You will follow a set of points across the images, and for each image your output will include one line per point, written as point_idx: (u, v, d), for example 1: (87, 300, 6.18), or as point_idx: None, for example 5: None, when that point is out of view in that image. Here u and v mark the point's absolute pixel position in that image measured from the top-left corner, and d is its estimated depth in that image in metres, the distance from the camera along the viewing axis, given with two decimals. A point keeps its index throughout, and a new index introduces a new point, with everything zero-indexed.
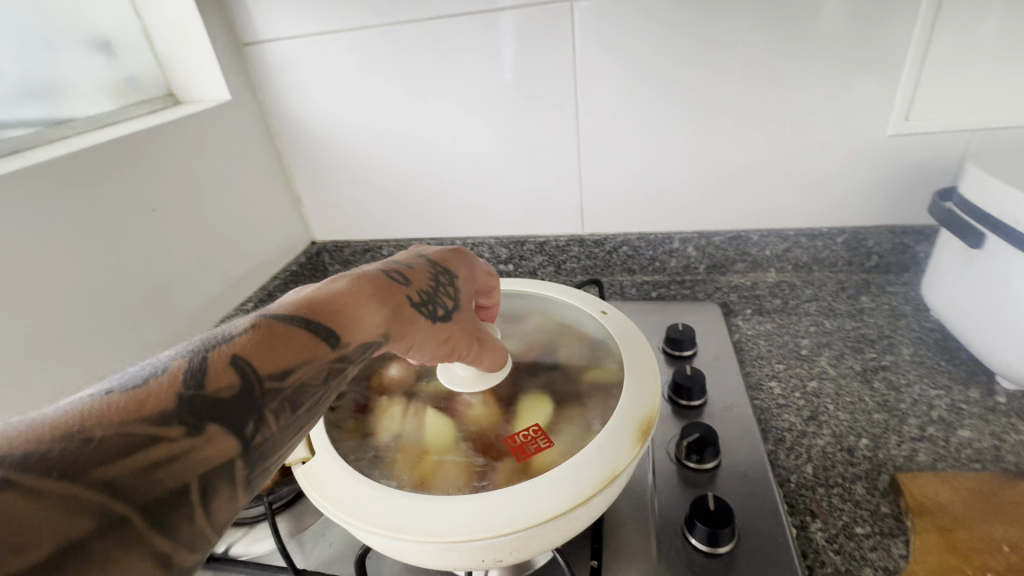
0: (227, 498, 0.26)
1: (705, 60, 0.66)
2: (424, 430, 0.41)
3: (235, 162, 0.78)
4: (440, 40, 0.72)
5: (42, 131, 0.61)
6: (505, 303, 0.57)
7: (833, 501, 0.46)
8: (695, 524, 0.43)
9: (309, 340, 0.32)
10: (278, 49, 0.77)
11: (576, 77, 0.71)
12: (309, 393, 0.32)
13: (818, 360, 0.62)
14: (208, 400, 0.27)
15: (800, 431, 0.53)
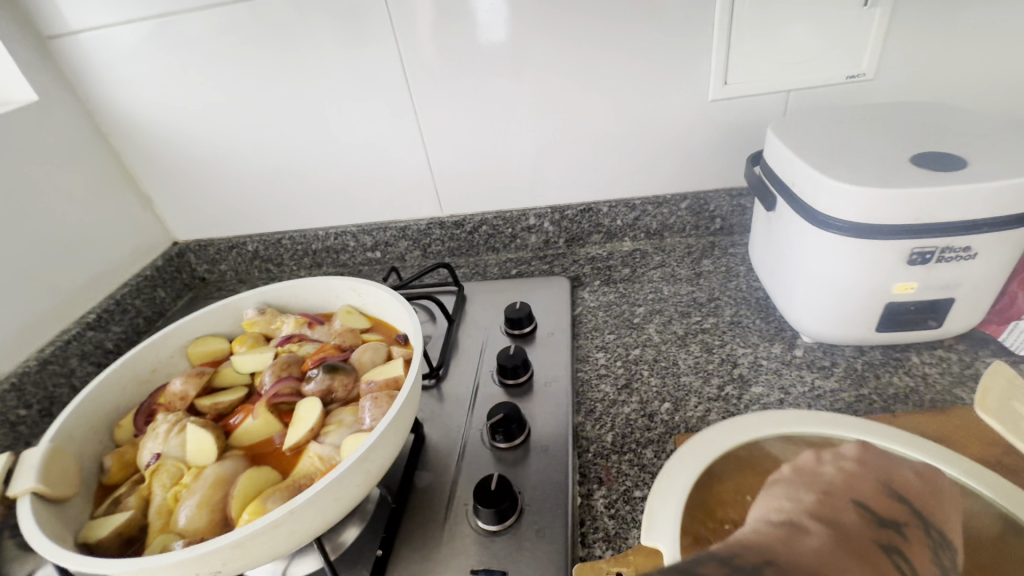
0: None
1: (531, 31, 0.65)
2: (187, 447, 0.40)
3: (58, 166, 0.73)
4: (262, 24, 0.69)
5: None
6: (318, 300, 0.56)
7: (622, 468, 0.48)
8: (478, 507, 0.44)
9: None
10: (91, 41, 0.72)
11: (407, 55, 0.69)
12: None
13: (647, 328, 0.64)
14: None
15: (611, 400, 0.55)
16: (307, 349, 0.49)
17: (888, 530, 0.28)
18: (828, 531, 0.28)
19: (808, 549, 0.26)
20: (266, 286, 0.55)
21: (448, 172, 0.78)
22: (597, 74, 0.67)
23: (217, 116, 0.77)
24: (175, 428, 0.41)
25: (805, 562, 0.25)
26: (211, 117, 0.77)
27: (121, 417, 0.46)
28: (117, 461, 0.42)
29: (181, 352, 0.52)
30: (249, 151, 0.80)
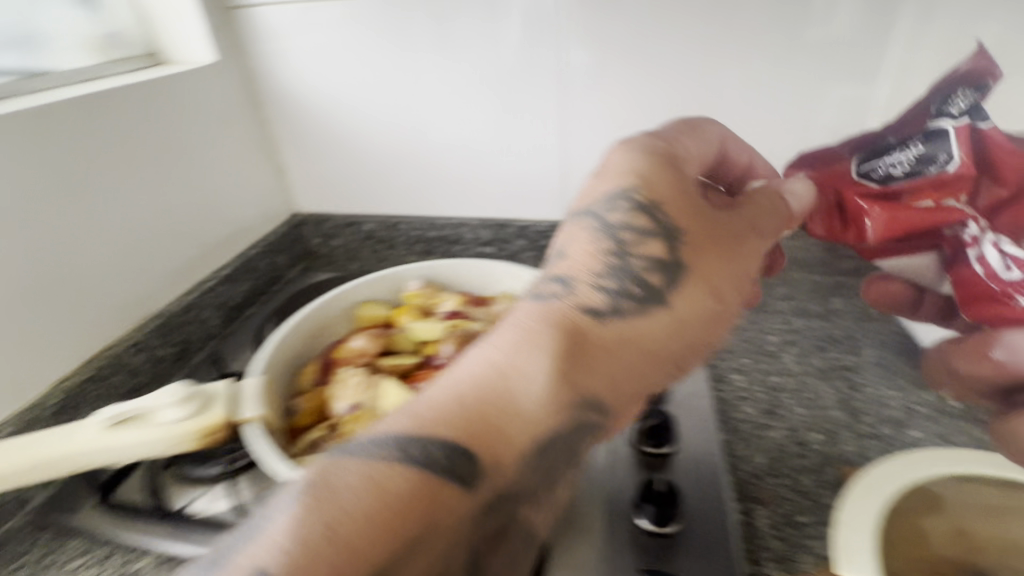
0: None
1: (691, 44, 0.67)
2: (381, 401, 0.41)
3: (218, 127, 0.78)
4: (433, 16, 0.73)
5: (21, 81, 0.59)
6: (476, 282, 0.57)
7: (780, 491, 0.47)
8: (643, 504, 0.45)
9: (456, 486, 0.36)
10: (268, 14, 0.76)
11: (564, 53, 0.71)
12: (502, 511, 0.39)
13: (783, 357, 0.63)
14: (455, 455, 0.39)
15: (756, 422, 0.54)
16: (476, 326, 0.50)
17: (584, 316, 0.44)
18: (487, 367, 0.40)
19: (472, 379, 0.39)
20: (430, 262, 0.56)
21: (580, 177, 0.79)
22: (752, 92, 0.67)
23: (363, 94, 0.80)
24: (370, 382, 0.42)
25: (443, 407, 0.38)
26: (357, 94, 0.80)
27: (299, 365, 0.48)
28: (309, 403, 0.43)
29: (348, 314, 0.53)
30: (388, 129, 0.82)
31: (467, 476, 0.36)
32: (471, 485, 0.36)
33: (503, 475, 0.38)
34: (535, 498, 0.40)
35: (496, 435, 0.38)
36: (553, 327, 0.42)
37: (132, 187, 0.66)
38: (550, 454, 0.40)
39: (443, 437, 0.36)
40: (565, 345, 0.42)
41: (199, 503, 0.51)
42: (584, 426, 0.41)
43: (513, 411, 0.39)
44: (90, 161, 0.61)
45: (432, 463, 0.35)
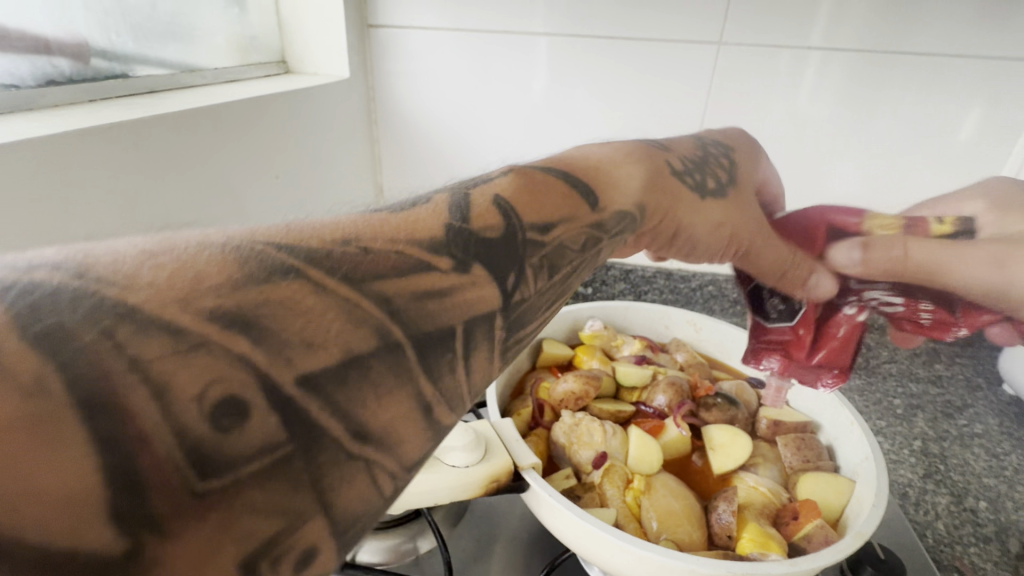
0: (483, 359, 0.23)
1: (896, 93, 0.55)
2: (631, 453, 0.40)
3: (344, 139, 0.70)
4: (572, 54, 0.63)
5: (178, 75, 0.55)
6: (647, 325, 0.56)
7: (973, 557, 0.53)
8: (862, 567, 0.44)
9: (566, 195, 0.29)
10: (402, 37, 0.68)
11: (722, 84, 0.60)
12: (565, 257, 0.28)
13: None
14: (486, 239, 0.25)
15: (920, 488, 0.57)
16: (675, 372, 0.49)
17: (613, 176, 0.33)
18: (523, 180, 0.29)
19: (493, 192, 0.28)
20: (601, 304, 0.54)
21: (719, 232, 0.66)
22: (964, 154, 0.54)
23: (476, 115, 0.70)
24: (611, 430, 0.41)
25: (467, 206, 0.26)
26: (463, 113, 0.70)
27: (507, 407, 0.45)
28: (542, 451, 0.41)
29: (528, 352, 0.50)
30: (487, 155, 0.71)
31: (502, 210, 0.26)
32: (591, 205, 0.30)
33: (629, 214, 0.33)
34: (525, 295, 0.25)
35: (486, 214, 0.26)
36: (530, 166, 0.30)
37: (277, 199, 0.61)
38: (651, 197, 0.36)
39: (498, 181, 0.28)
40: (677, 168, 0.40)
41: (368, 552, 0.44)
42: (529, 193, 0.28)
43: (614, 171, 0.34)
44: (249, 166, 0.56)
45: (490, 187, 0.27)
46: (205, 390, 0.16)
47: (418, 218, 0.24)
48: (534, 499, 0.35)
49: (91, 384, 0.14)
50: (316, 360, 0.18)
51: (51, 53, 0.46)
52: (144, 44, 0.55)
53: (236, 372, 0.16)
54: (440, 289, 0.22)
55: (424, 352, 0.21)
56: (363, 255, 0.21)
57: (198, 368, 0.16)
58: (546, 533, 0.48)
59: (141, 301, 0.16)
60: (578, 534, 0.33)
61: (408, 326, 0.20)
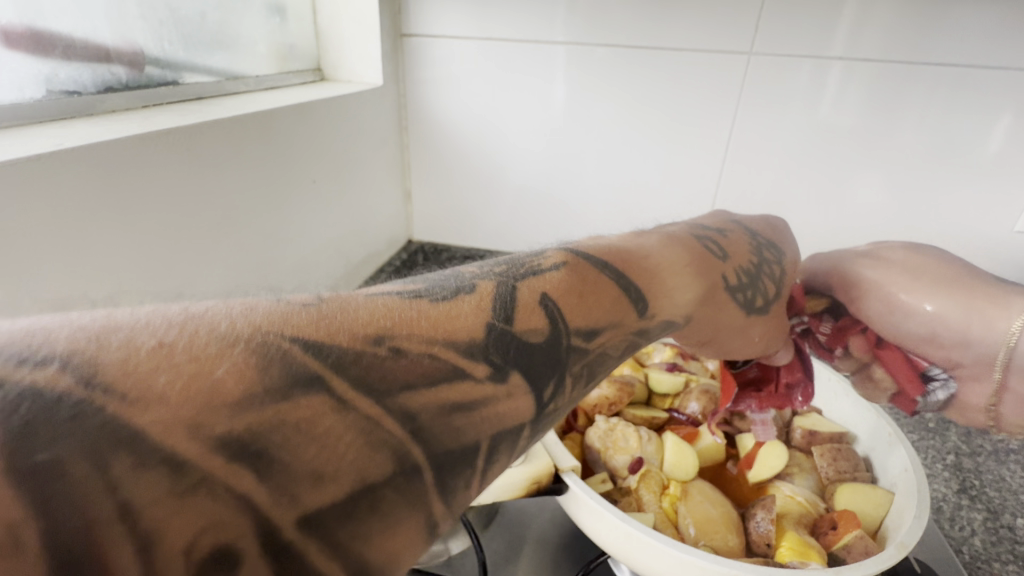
0: (501, 467, 0.23)
1: (921, 102, 0.55)
2: (666, 458, 0.41)
3: (375, 144, 0.71)
4: (597, 63, 0.64)
5: (223, 83, 0.57)
6: None
7: None
8: None
9: (617, 299, 0.30)
10: (433, 45, 0.69)
11: (752, 94, 0.60)
12: (604, 362, 0.29)
13: (950, 435, 0.60)
14: (519, 343, 0.25)
15: (955, 502, 0.54)
16: (709, 380, 0.49)
17: (668, 264, 0.34)
18: (569, 273, 0.29)
19: (545, 278, 0.28)
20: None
21: None
22: (991, 164, 0.56)
23: (499, 123, 0.71)
24: (646, 436, 0.41)
25: (522, 292, 0.27)
26: (487, 122, 0.71)
27: None
28: (576, 455, 0.42)
29: None
30: (510, 162, 0.73)
31: (551, 315, 0.27)
32: (640, 312, 0.31)
33: (674, 321, 0.33)
34: (555, 406, 0.26)
35: (534, 315, 0.27)
36: (596, 252, 0.32)
37: (315, 201, 0.63)
38: (701, 313, 0.35)
39: (550, 277, 0.29)
40: (729, 272, 0.37)
41: None
42: (580, 290, 0.29)
43: (670, 273, 0.34)
44: (288, 170, 0.58)
45: (540, 283, 0.28)
46: (196, 540, 0.16)
47: (459, 314, 0.25)
48: (572, 504, 0.36)
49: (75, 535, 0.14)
50: (322, 497, 0.18)
51: (110, 61, 0.48)
52: (193, 52, 0.57)
53: (234, 516, 0.16)
54: (474, 401, 0.23)
55: (446, 470, 0.21)
56: (399, 361, 0.22)
57: (190, 515, 0.16)
58: (574, 538, 0.48)
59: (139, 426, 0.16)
60: (617, 540, 0.33)
61: (433, 446, 0.21)
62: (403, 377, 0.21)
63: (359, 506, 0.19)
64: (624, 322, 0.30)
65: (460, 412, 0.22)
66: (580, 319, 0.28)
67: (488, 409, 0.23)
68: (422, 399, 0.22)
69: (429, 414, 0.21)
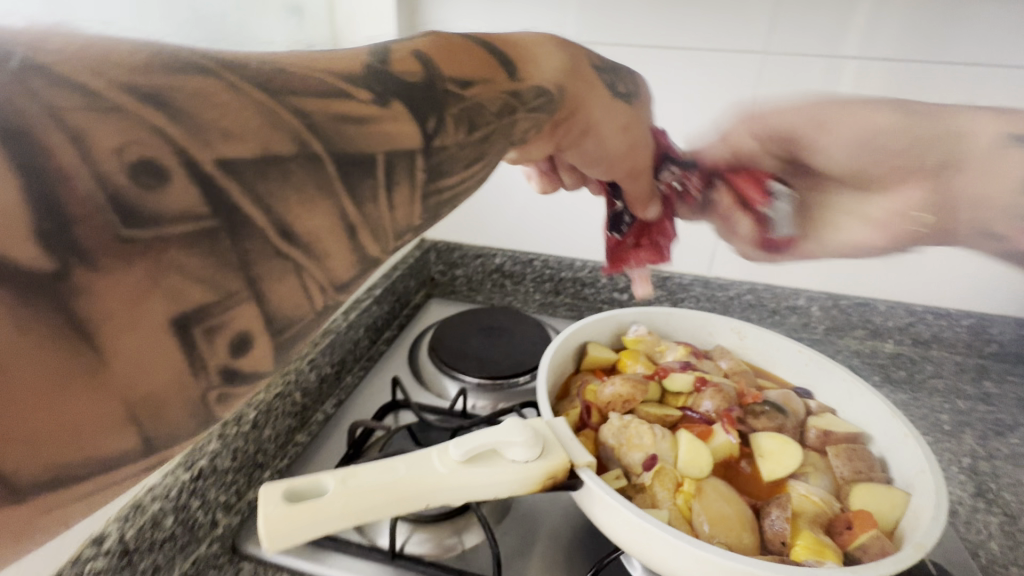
0: (405, 193, 0.31)
1: (937, 99, 0.54)
2: (680, 455, 0.41)
3: None
4: (607, 65, 0.64)
5: None
6: (693, 332, 0.56)
7: None
8: None
9: (488, 67, 0.40)
10: None
11: (767, 90, 0.59)
12: (494, 115, 0.38)
13: (964, 438, 0.60)
14: (392, 77, 0.31)
15: (971, 505, 0.53)
16: (724, 380, 0.49)
17: (508, 49, 0.45)
18: (434, 42, 0.37)
19: (449, 40, 0.39)
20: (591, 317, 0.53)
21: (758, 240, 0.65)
22: None
23: None
24: (661, 433, 0.42)
25: (437, 44, 0.37)
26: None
27: (553, 409, 0.47)
28: (590, 453, 0.42)
29: (573, 353, 0.52)
30: None
31: (421, 64, 0.33)
32: (513, 74, 0.42)
33: (540, 89, 0.46)
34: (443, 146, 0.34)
35: (456, 65, 0.37)
36: (515, 49, 0.46)
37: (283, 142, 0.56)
38: (571, 84, 0.51)
39: (419, 41, 0.36)
40: (599, 71, 0.57)
41: (414, 543, 0.45)
42: (488, 79, 0.39)
43: (540, 60, 0.50)
44: None
45: (410, 44, 0.35)
46: (123, 146, 0.19)
47: (340, 56, 0.29)
48: (587, 499, 0.36)
49: (131, 252, 0.19)
50: (233, 149, 0.22)
51: None
52: (213, 51, 0.57)
53: (154, 139, 0.20)
54: (363, 117, 0.28)
55: (357, 177, 0.27)
56: (289, 76, 0.25)
57: (118, 127, 0.19)
58: (585, 535, 0.48)
59: (130, 138, 0.19)
60: (633, 536, 0.34)
61: (332, 146, 0.26)
62: (312, 106, 0.25)
63: (215, 187, 0.22)
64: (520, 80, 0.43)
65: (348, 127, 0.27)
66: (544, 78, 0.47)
67: (355, 175, 0.27)
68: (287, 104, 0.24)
69: (298, 180, 0.25)
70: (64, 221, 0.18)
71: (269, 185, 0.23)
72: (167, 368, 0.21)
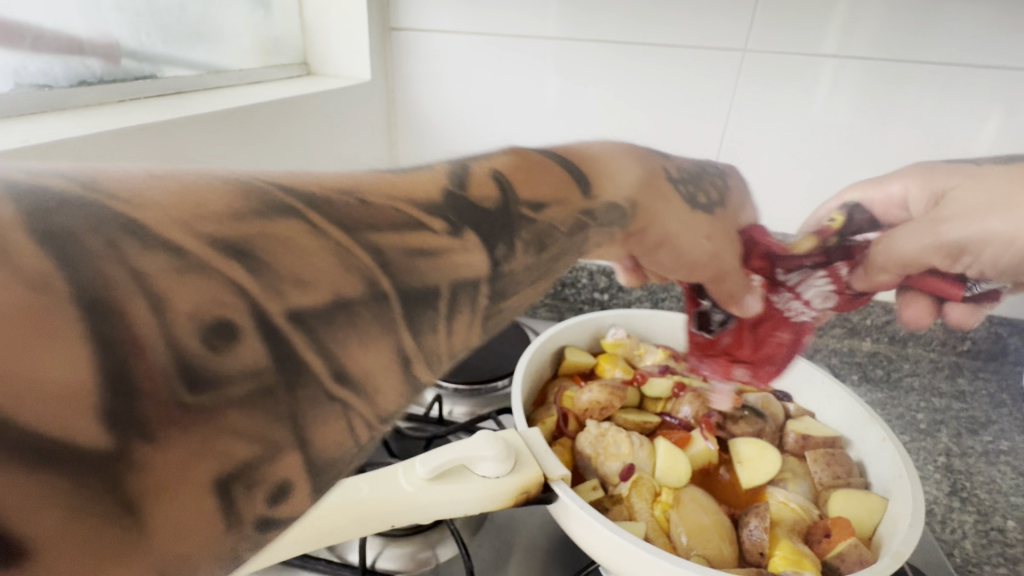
0: (463, 321, 0.25)
1: (911, 100, 0.54)
2: (658, 464, 0.40)
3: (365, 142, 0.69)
4: (585, 63, 0.63)
5: (204, 76, 0.55)
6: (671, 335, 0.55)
7: None
8: None
9: (560, 185, 0.33)
10: (424, 40, 0.68)
11: (747, 86, 0.58)
12: (559, 236, 0.32)
13: (940, 436, 0.59)
14: (468, 203, 0.27)
15: (947, 505, 0.54)
16: (702, 385, 0.49)
17: (563, 173, 0.35)
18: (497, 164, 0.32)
19: (522, 160, 0.33)
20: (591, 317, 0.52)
21: None
22: None
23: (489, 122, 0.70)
24: (638, 441, 0.41)
25: (499, 170, 0.31)
26: (473, 117, 0.69)
27: (530, 416, 0.46)
28: (567, 463, 0.41)
29: (550, 358, 0.50)
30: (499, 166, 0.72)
31: (500, 186, 0.29)
32: (583, 194, 0.35)
33: (616, 208, 0.37)
34: (509, 265, 0.28)
35: (528, 185, 0.31)
36: (560, 175, 0.34)
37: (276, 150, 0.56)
38: (645, 199, 0.39)
39: (497, 159, 0.32)
40: (674, 181, 0.42)
41: (386, 558, 0.43)
42: (564, 194, 0.33)
43: (602, 171, 0.38)
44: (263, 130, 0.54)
45: (489, 165, 0.31)
46: (202, 309, 0.17)
47: (418, 179, 0.26)
48: (562, 513, 0.35)
49: (192, 420, 0.17)
50: (309, 299, 0.19)
51: (83, 54, 0.47)
52: (171, 44, 0.55)
53: (233, 297, 0.18)
54: (435, 249, 0.24)
55: (412, 308, 0.23)
56: (364, 208, 0.22)
57: (197, 289, 0.17)
58: (563, 545, 0.47)
59: (208, 299, 0.17)
60: (608, 552, 0.33)
61: (399, 279, 0.22)
62: (363, 218, 0.22)
63: (285, 343, 0.19)
64: (575, 206, 0.33)
65: (427, 251, 0.24)
66: (622, 188, 0.38)
67: (462, 295, 0.25)
68: (390, 215, 0.23)
69: (436, 299, 0.24)
70: (128, 393, 0.15)
71: (337, 334, 0.20)
72: (199, 523, 0.18)
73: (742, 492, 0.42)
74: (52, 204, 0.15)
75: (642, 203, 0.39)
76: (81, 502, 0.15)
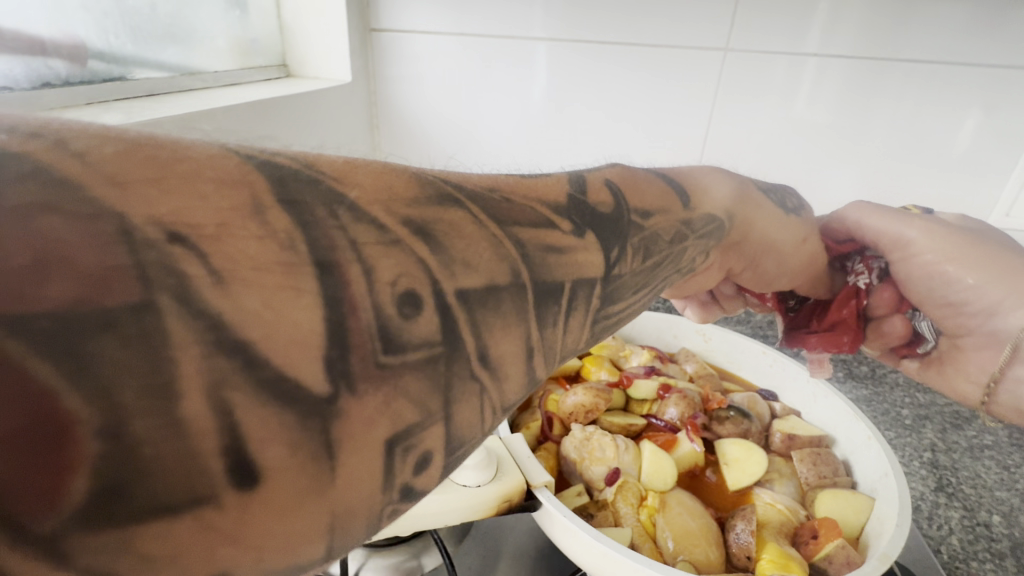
0: (579, 320, 0.24)
1: (890, 103, 0.54)
2: (643, 468, 0.40)
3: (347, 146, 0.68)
4: (567, 62, 0.63)
5: (177, 78, 0.54)
6: (659, 334, 0.55)
7: None
8: None
9: (660, 194, 0.32)
10: (406, 41, 0.67)
11: (730, 90, 0.59)
12: (661, 247, 0.30)
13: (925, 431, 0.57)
14: (590, 207, 0.26)
15: (932, 500, 0.54)
16: (688, 386, 0.48)
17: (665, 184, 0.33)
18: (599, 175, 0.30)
19: (628, 170, 0.32)
20: None
21: None
22: (960, 163, 0.54)
23: (473, 122, 0.69)
24: (623, 446, 0.40)
25: (608, 177, 0.30)
26: (464, 123, 0.69)
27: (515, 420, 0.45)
28: (550, 470, 0.41)
29: None
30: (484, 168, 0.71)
31: (614, 195, 0.29)
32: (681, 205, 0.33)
33: (713, 221, 0.36)
34: (618, 273, 0.27)
35: (637, 196, 0.30)
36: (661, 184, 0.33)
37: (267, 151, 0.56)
38: (737, 210, 0.38)
39: (605, 170, 0.31)
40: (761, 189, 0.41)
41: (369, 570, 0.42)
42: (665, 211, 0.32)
43: (698, 180, 0.37)
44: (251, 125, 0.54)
45: (599, 172, 0.30)
46: (397, 278, 0.17)
47: (546, 182, 0.26)
48: (546, 522, 0.34)
49: (384, 380, 0.16)
50: (473, 280, 0.19)
51: (45, 54, 0.45)
52: (142, 46, 0.54)
53: (417, 268, 0.18)
54: (561, 246, 0.23)
55: (541, 301, 0.22)
56: (510, 206, 0.22)
57: (394, 260, 0.17)
58: (550, 552, 0.46)
59: (402, 271, 0.17)
60: (593, 561, 0.32)
61: (536, 273, 0.21)
62: (511, 212, 0.22)
63: (453, 320, 0.18)
64: (675, 217, 0.32)
65: (555, 250, 0.23)
66: (718, 196, 0.37)
67: (577, 295, 0.24)
68: (527, 212, 0.23)
69: (555, 301, 0.22)
70: (345, 346, 0.16)
71: (487, 315, 0.19)
72: (370, 487, 0.16)
73: (728, 496, 0.41)
74: (292, 176, 0.17)
75: (739, 207, 0.39)
76: (304, 440, 0.15)
